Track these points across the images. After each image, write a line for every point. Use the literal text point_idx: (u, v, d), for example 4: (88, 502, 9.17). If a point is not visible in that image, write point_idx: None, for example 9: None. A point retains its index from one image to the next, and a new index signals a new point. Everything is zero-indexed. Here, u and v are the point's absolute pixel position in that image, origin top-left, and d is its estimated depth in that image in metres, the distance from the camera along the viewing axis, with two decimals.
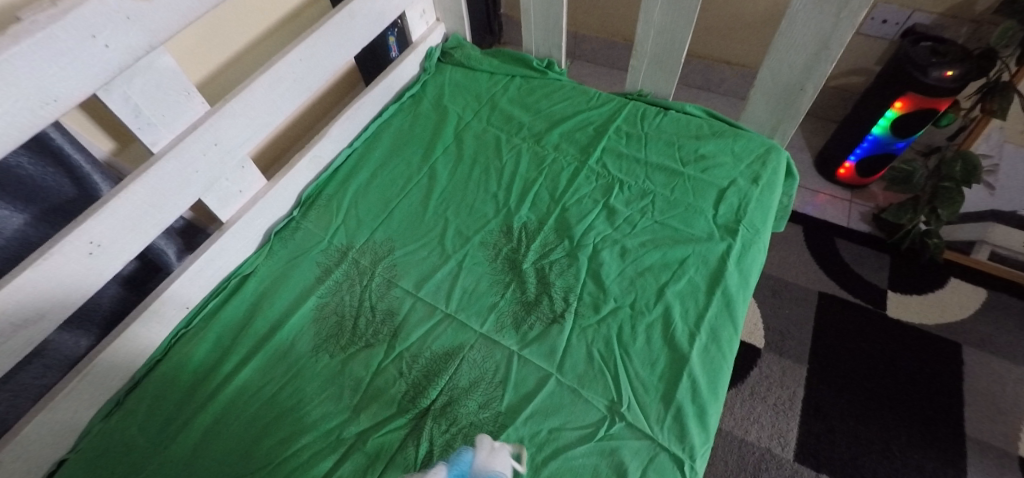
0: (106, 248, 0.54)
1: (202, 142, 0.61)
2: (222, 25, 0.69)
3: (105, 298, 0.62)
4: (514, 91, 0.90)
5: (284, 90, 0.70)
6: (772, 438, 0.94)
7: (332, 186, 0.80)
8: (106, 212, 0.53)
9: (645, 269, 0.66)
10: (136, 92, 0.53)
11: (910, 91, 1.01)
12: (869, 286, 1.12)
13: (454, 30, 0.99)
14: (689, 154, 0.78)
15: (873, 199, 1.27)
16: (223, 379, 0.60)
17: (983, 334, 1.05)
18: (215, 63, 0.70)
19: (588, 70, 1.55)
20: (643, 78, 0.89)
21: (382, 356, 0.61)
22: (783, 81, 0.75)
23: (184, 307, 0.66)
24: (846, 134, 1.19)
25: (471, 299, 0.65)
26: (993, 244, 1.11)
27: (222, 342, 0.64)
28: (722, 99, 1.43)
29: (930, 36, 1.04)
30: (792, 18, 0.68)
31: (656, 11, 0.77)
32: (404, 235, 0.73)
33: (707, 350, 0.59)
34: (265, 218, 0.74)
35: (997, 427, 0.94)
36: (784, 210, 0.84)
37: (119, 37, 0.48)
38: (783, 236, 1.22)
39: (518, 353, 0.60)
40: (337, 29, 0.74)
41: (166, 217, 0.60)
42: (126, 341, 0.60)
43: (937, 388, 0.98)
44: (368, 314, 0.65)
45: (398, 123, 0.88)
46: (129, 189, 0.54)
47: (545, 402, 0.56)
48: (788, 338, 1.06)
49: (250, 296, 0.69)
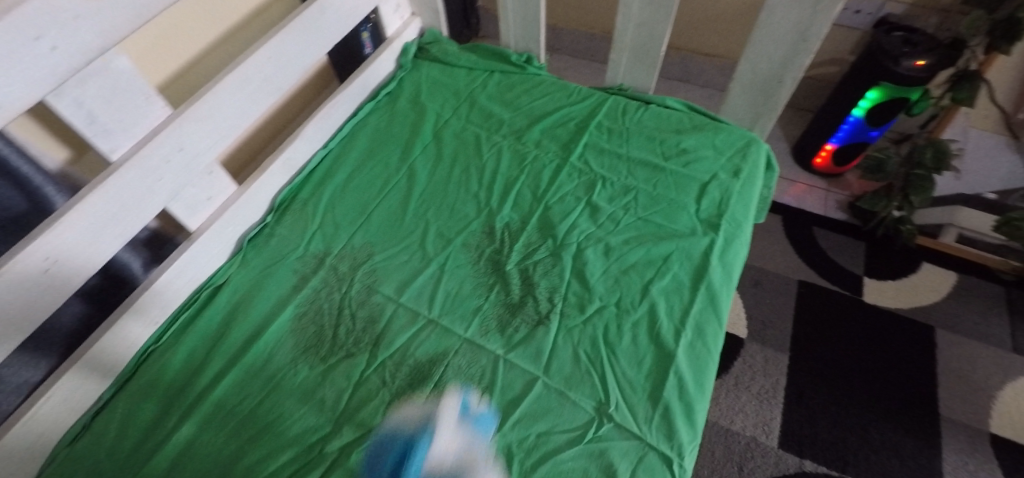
0: (63, 265, 0.51)
1: (166, 148, 0.58)
2: (183, 23, 0.65)
3: (67, 316, 0.58)
4: (493, 87, 0.88)
5: (252, 90, 0.67)
6: (756, 427, 0.95)
7: (307, 190, 0.77)
8: (63, 226, 0.50)
9: (629, 266, 0.66)
10: (90, 97, 0.49)
11: (884, 81, 1.03)
12: (846, 273, 1.14)
13: (430, 24, 0.97)
14: (671, 149, 0.77)
15: (848, 188, 1.29)
16: (196, 397, 0.58)
17: (955, 317, 1.08)
18: (177, 64, 0.67)
19: (567, 63, 1.54)
20: (623, 72, 0.88)
21: (364, 365, 0.59)
22: (762, 74, 0.75)
23: (154, 322, 0.64)
24: (822, 124, 1.20)
25: (454, 303, 0.64)
26: (960, 227, 1.14)
27: (195, 358, 0.61)
28: (701, 91, 1.43)
29: (901, 26, 1.05)
30: (771, 9, 0.67)
31: (635, 4, 0.76)
32: (384, 238, 0.71)
33: (693, 347, 0.59)
34: (236, 225, 0.71)
35: (970, 407, 0.97)
36: (765, 201, 0.84)
37: (69, 39, 0.45)
38: (763, 226, 1.23)
39: (503, 356, 0.59)
40: (306, 25, 0.71)
41: (127, 229, 0.57)
42: (90, 360, 0.57)
43: (913, 372, 1.01)
44: (348, 322, 0.63)
45: (375, 122, 0.85)
46: (86, 200, 0.51)
47: (533, 406, 0.55)
48: (770, 327, 1.07)
49: (223, 307, 0.66)
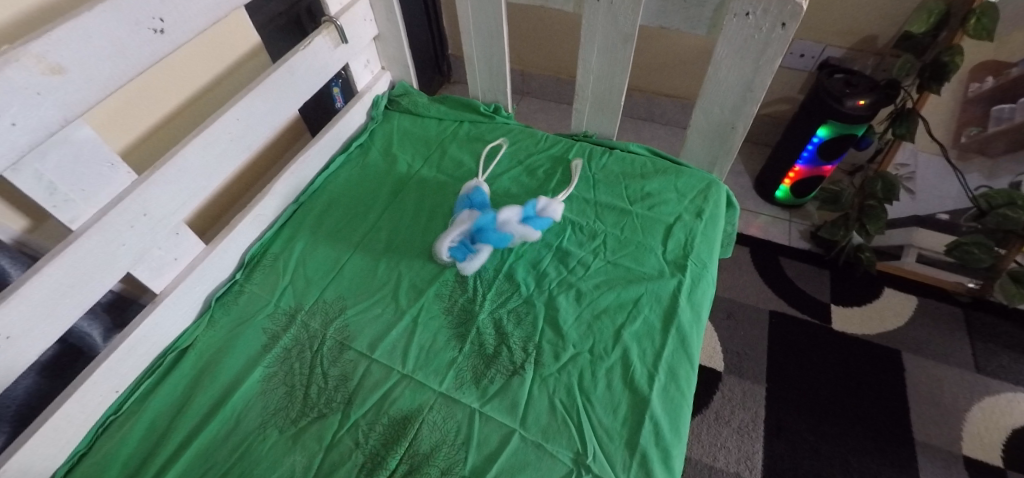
0: (15, 341, 0.49)
1: (129, 213, 0.57)
2: (149, 88, 0.66)
3: (18, 389, 0.56)
4: (463, 137, 0.91)
5: (221, 151, 0.67)
6: (739, 463, 0.95)
7: (278, 244, 0.77)
8: (16, 300, 0.48)
9: (601, 311, 0.67)
10: (50, 169, 0.50)
11: (831, 119, 1.09)
12: (813, 301, 1.17)
13: (400, 77, 0.99)
14: (636, 193, 0.80)
15: (809, 217, 1.34)
16: (158, 471, 0.55)
17: (919, 340, 1.11)
18: (143, 126, 0.67)
19: (537, 106, 1.59)
20: (587, 119, 0.91)
21: (336, 426, 0.58)
22: (715, 121, 0.80)
23: (113, 391, 0.61)
24: (779, 159, 1.26)
25: (429, 356, 0.63)
26: (919, 248, 1.19)
27: (158, 427, 0.59)
28: (665, 129, 1.50)
29: (842, 69, 1.13)
30: (716, 65, 0.72)
31: (593, 58, 0.80)
32: (355, 292, 0.71)
33: (667, 390, 0.60)
34: (203, 284, 0.70)
35: (941, 429, 0.99)
36: (729, 237, 0.87)
37: (28, 114, 0.45)
38: (732, 258, 1.26)
39: (479, 410, 0.59)
40: (275, 86, 0.72)
41: (88, 296, 0.55)
42: (43, 439, 0.54)
43: (885, 398, 1.03)
44: (320, 381, 0.62)
45: (347, 174, 0.86)
46: (43, 271, 0.50)
47: (510, 461, 0.55)
48: (745, 358, 1.09)
49: (188, 372, 0.64)
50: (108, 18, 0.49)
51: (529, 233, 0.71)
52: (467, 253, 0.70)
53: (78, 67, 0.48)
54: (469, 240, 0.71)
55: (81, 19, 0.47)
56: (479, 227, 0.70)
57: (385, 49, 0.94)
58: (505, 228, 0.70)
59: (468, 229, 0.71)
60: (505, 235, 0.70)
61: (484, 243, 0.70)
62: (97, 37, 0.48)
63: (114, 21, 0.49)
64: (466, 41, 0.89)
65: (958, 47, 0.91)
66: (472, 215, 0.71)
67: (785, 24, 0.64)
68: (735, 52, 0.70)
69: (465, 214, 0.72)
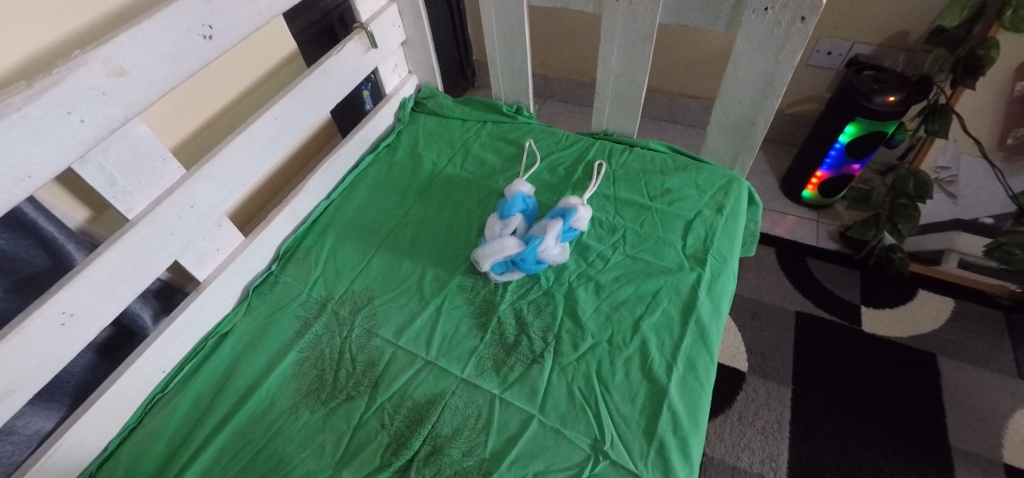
0: (79, 318, 0.54)
1: (178, 206, 0.62)
2: (196, 93, 0.72)
3: (76, 367, 0.62)
4: (486, 136, 0.94)
5: (261, 148, 0.72)
6: (764, 463, 0.94)
7: (311, 238, 0.81)
8: (79, 280, 0.53)
9: (620, 303, 0.68)
10: (111, 162, 0.55)
11: (859, 116, 1.06)
12: (843, 302, 1.15)
13: (426, 81, 1.03)
14: (656, 189, 0.81)
15: (838, 218, 1.31)
16: (197, 447, 0.59)
17: (955, 343, 1.08)
18: (191, 127, 0.73)
19: (560, 109, 1.61)
20: (607, 118, 0.93)
21: (363, 408, 0.61)
22: (736, 116, 0.80)
23: (161, 371, 0.66)
24: (806, 158, 1.24)
25: (451, 344, 0.66)
26: (961, 252, 1.13)
27: (199, 405, 0.64)
28: (688, 130, 1.50)
29: (871, 65, 1.10)
30: (735, 62, 0.73)
31: (613, 58, 0.82)
32: (382, 283, 0.74)
33: (685, 381, 0.60)
34: (242, 274, 0.75)
35: (980, 435, 0.96)
36: (751, 236, 0.87)
37: (94, 111, 0.50)
38: (757, 259, 1.25)
39: (499, 396, 0.60)
40: (310, 88, 0.76)
41: (140, 281, 0.60)
42: (98, 411, 0.59)
43: (918, 402, 1.00)
44: (348, 365, 0.65)
45: (375, 172, 0.90)
46: (104, 256, 0.55)
47: (529, 445, 0.56)
48: (770, 359, 1.07)
49: (228, 355, 0.68)
50: (163, 25, 0.54)
51: (562, 259, 0.72)
52: (504, 268, 0.72)
53: (139, 70, 0.53)
54: (508, 258, 0.71)
55: (142, 27, 0.52)
56: (523, 258, 0.69)
57: (413, 53, 0.98)
58: (545, 258, 0.70)
59: (512, 256, 0.69)
60: (542, 262, 0.71)
61: (522, 269, 0.71)
62: (155, 43, 0.54)
63: (169, 28, 0.55)
64: (490, 45, 0.92)
65: (993, 40, 0.89)
66: (517, 245, 0.69)
67: (805, 18, 0.64)
68: (754, 47, 0.70)
69: (510, 240, 0.69)
